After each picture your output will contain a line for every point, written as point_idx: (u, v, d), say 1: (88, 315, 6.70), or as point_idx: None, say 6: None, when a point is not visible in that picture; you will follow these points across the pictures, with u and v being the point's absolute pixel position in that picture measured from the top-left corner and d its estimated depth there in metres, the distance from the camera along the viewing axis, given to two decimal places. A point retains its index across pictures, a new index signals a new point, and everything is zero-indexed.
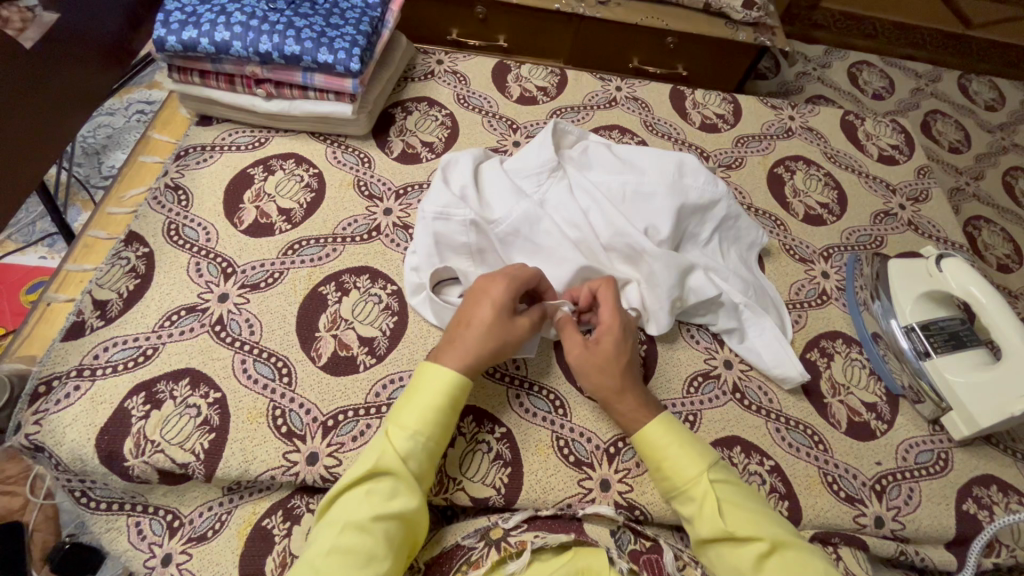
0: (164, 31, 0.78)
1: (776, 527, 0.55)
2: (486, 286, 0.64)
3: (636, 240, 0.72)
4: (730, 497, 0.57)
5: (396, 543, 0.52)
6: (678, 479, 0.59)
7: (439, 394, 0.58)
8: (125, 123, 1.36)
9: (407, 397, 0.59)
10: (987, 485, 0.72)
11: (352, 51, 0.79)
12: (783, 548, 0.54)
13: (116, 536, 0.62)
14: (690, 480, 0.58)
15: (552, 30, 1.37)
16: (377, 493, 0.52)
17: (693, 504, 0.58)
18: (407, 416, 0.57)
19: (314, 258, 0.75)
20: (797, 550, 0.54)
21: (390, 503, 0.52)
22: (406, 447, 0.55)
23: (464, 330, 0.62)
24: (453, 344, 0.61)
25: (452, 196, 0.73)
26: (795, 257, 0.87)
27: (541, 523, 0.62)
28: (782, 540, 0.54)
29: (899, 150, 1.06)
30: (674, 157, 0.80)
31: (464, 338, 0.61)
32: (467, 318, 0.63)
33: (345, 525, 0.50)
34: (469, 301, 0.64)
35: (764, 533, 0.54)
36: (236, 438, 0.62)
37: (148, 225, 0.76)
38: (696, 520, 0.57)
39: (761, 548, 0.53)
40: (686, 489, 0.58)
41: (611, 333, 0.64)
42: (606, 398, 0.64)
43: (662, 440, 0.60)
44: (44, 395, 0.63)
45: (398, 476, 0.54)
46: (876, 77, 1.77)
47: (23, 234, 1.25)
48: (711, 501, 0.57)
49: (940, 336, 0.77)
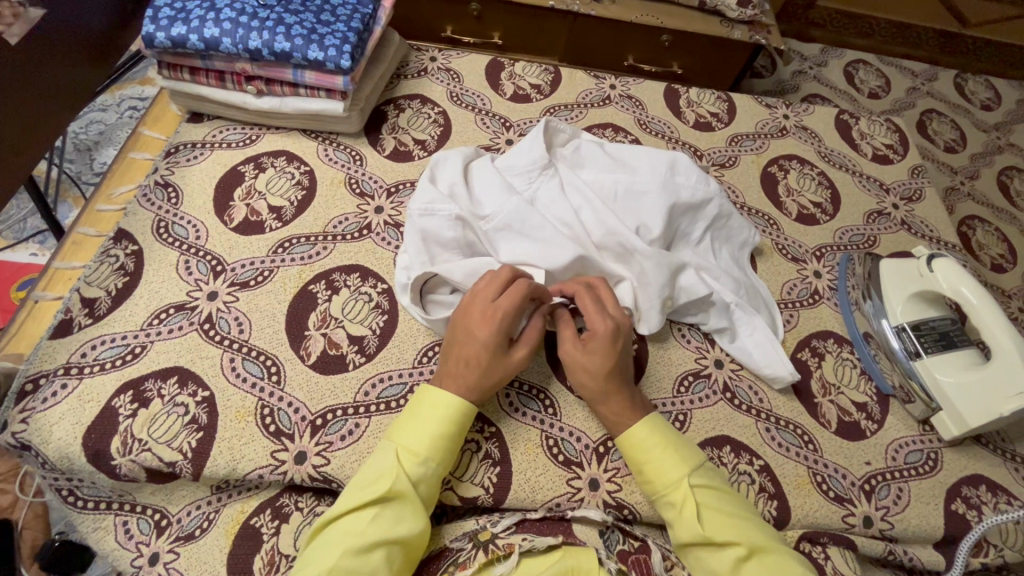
0: (153, 28, 0.77)
1: (755, 531, 0.55)
2: (476, 320, 0.62)
3: (627, 239, 0.71)
4: (710, 503, 0.57)
5: (397, 567, 0.52)
6: (661, 482, 0.59)
7: (443, 422, 0.58)
8: (117, 120, 1.35)
9: (413, 420, 0.59)
10: (976, 485, 0.72)
11: (342, 48, 0.78)
12: (761, 553, 0.54)
13: (103, 535, 0.62)
14: (671, 484, 0.58)
15: (548, 27, 1.37)
16: (386, 517, 0.53)
17: (673, 508, 0.58)
18: (418, 439, 0.57)
19: (304, 256, 0.75)
20: (776, 555, 0.54)
21: (397, 528, 0.53)
22: (416, 473, 0.56)
23: (461, 367, 0.61)
24: (453, 380, 0.61)
25: (438, 193, 0.72)
26: (788, 256, 0.87)
27: (530, 525, 0.62)
28: (761, 545, 0.54)
29: (893, 149, 1.06)
30: (666, 156, 0.79)
31: (464, 377, 0.61)
32: (462, 354, 0.62)
33: (350, 547, 0.50)
34: (460, 333, 0.62)
35: (742, 537, 0.54)
36: (223, 437, 0.62)
37: (137, 222, 0.76)
38: (676, 523, 0.57)
39: (739, 553, 0.53)
40: (667, 492, 0.58)
41: (598, 337, 0.63)
42: (590, 397, 0.64)
43: (646, 442, 0.60)
44: (32, 393, 0.63)
45: (406, 501, 0.55)
46: (872, 76, 1.77)
47: (14, 231, 1.24)
48: (691, 504, 0.56)
49: (931, 337, 0.77)
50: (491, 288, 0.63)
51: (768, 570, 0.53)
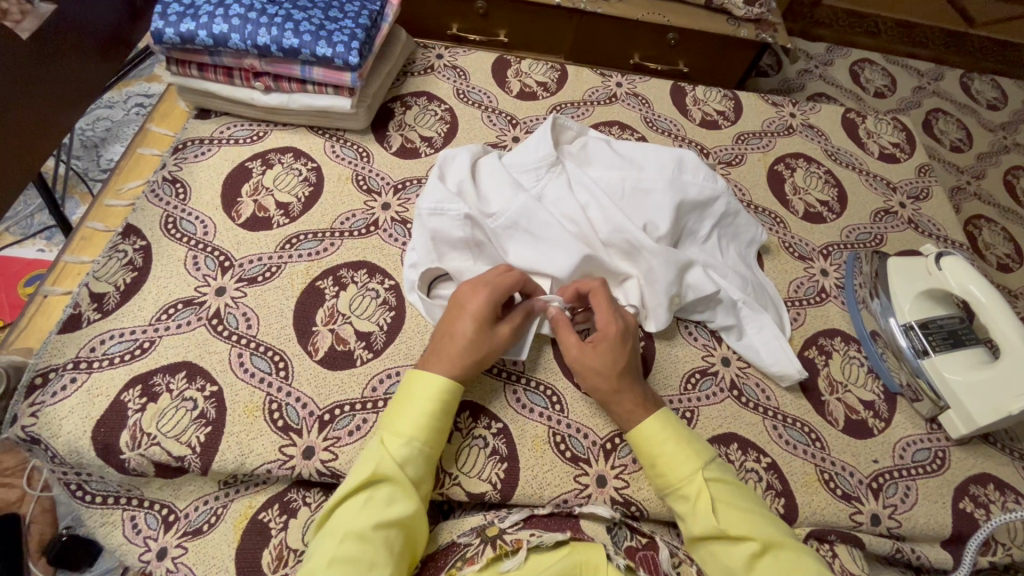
0: (162, 24, 0.77)
1: (769, 528, 0.55)
2: (464, 297, 0.64)
3: (635, 236, 0.71)
4: (725, 497, 0.57)
5: (398, 550, 0.52)
6: (673, 477, 0.59)
7: (426, 399, 0.58)
8: (124, 116, 1.35)
9: (398, 405, 0.59)
10: (984, 483, 0.72)
11: (351, 45, 0.79)
12: (775, 548, 0.54)
13: (111, 530, 0.62)
14: (684, 478, 0.58)
15: (553, 26, 1.37)
16: (377, 500, 0.53)
17: (686, 503, 0.58)
18: (401, 421, 0.57)
19: (312, 252, 0.75)
20: (790, 551, 0.54)
21: (390, 510, 0.53)
22: (402, 454, 0.56)
23: (447, 342, 0.62)
24: (438, 357, 0.61)
25: (447, 192, 0.72)
26: (794, 254, 0.87)
27: (537, 521, 0.62)
28: (774, 540, 0.54)
29: (900, 148, 1.06)
30: (673, 153, 0.79)
31: (448, 352, 0.61)
32: (450, 330, 0.62)
33: (346, 535, 0.50)
34: (451, 311, 0.64)
35: (756, 533, 0.54)
36: (232, 431, 0.62)
37: (146, 218, 0.76)
38: (689, 517, 0.57)
39: (753, 548, 0.53)
40: (681, 486, 0.58)
41: (606, 339, 0.63)
42: (602, 397, 0.64)
43: (660, 435, 0.60)
44: (41, 387, 0.63)
45: (397, 483, 0.54)
46: (878, 75, 1.77)
47: (21, 227, 1.25)
48: (706, 499, 0.57)
49: (938, 335, 0.77)
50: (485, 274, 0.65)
51: (782, 566, 0.53)
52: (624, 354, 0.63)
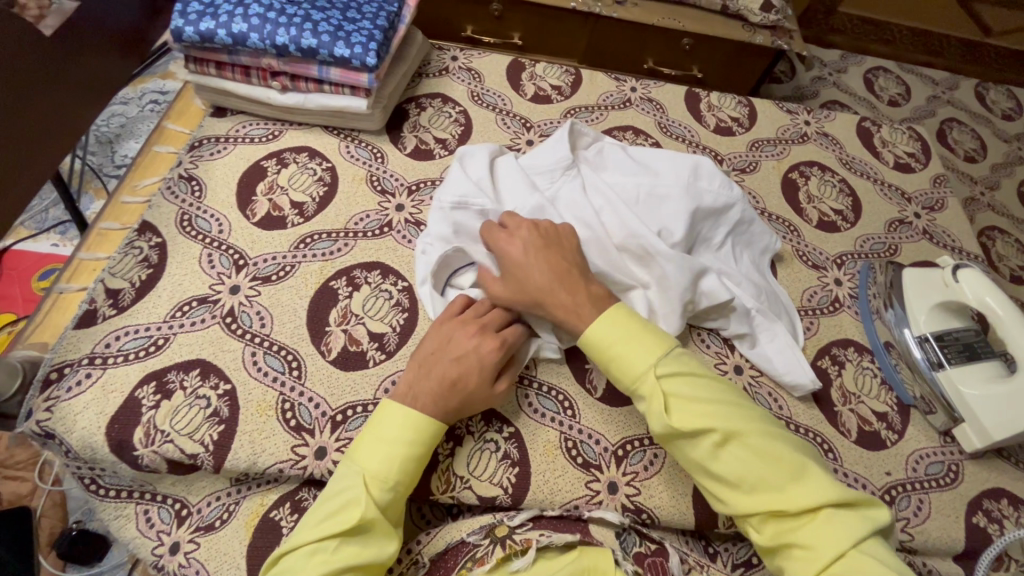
0: (182, 22, 0.78)
1: (733, 415, 0.54)
2: (460, 339, 0.61)
3: (649, 241, 0.70)
4: (680, 393, 0.55)
5: None
6: (625, 377, 0.57)
7: (409, 443, 0.56)
8: (138, 112, 1.36)
9: (382, 437, 0.56)
10: (997, 498, 0.71)
11: (369, 46, 0.79)
12: (738, 436, 0.52)
13: (125, 523, 0.62)
14: (636, 379, 0.56)
15: (568, 29, 1.37)
16: (354, 543, 0.51)
17: (643, 403, 0.56)
18: (387, 462, 0.55)
19: (326, 252, 0.75)
20: (757, 436, 0.52)
21: (366, 553, 0.51)
22: (385, 498, 0.54)
23: (441, 387, 0.58)
24: (426, 392, 0.58)
25: (468, 185, 0.74)
26: (808, 263, 0.87)
27: (546, 522, 0.63)
28: (736, 429, 0.53)
29: (915, 158, 1.05)
30: (688, 160, 0.79)
31: (439, 393, 0.58)
32: (448, 372, 0.59)
33: None
34: (451, 348, 0.61)
35: (719, 423, 0.53)
36: (245, 430, 0.62)
37: (162, 215, 0.76)
38: (647, 417, 0.56)
39: (714, 439, 0.52)
40: (634, 387, 0.57)
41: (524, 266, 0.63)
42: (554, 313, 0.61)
43: (607, 339, 0.58)
44: (56, 381, 0.63)
45: (377, 526, 0.53)
46: (893, 84, 1.76)
47: (35, 221, 1.25)
48: (658, 395, 0.55)
49: (954, 347, 0.76)
50: (493, 318, 0.64)
51: (750, 446, 0.52)
52: (556, 261, 0.64)
